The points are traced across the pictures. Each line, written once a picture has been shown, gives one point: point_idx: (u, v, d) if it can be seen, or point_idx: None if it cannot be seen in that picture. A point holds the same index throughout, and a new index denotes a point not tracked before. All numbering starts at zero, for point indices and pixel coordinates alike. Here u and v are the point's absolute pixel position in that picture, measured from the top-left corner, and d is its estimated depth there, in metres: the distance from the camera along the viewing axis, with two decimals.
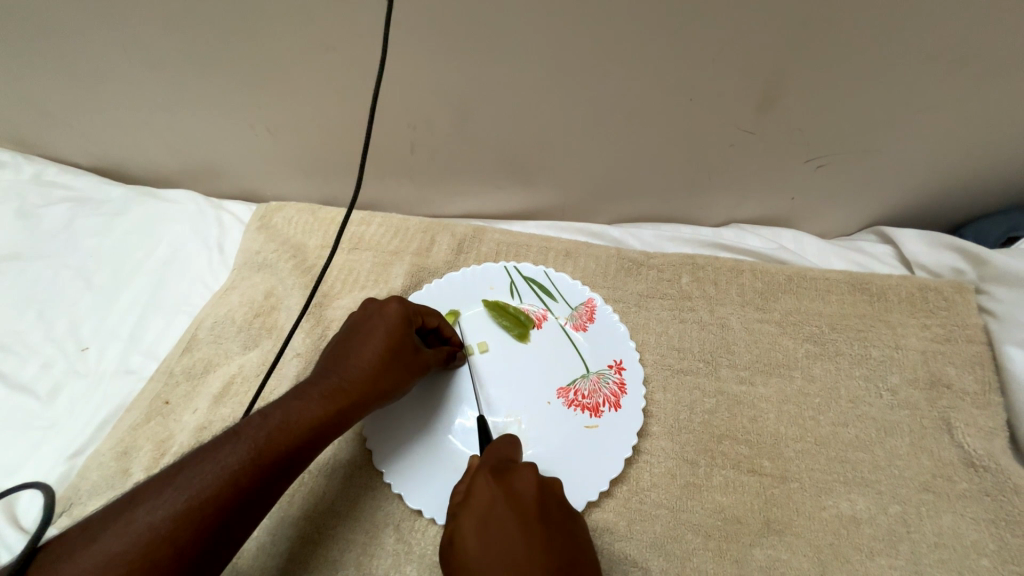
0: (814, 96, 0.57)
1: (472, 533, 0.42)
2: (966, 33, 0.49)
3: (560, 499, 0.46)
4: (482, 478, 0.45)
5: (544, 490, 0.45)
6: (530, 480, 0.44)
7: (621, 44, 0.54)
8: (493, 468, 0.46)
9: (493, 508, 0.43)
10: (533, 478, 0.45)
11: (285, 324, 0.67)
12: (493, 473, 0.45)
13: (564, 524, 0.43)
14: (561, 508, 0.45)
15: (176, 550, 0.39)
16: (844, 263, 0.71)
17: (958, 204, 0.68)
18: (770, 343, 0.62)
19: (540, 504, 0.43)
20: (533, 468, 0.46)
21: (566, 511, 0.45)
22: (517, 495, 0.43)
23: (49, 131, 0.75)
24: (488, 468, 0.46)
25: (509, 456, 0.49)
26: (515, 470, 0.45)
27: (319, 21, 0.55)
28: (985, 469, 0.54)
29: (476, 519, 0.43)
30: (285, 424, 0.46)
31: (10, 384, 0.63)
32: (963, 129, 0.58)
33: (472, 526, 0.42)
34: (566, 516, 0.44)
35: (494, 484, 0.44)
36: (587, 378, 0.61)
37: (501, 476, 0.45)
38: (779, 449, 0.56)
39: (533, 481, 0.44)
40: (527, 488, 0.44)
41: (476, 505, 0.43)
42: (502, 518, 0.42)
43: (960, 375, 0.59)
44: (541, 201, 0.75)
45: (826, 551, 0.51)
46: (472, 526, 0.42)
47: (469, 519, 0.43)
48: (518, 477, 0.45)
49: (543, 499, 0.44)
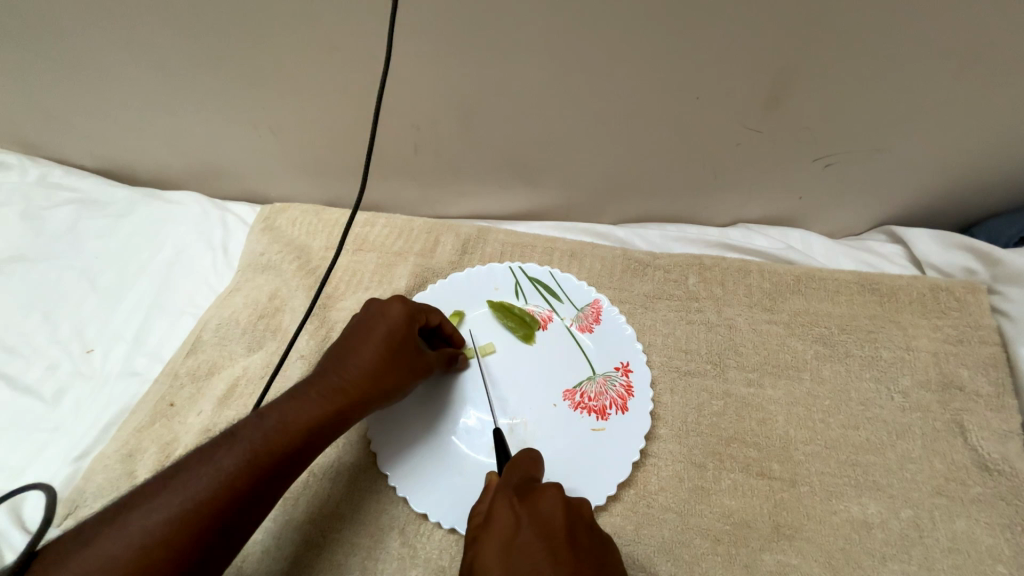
0: (822, 94, 0.56)
1: (495, 556, 0.40)
2: (978, 29, 0.49)
3: (588, 525, 0.44)
4: (507, 500, 0.43)
5: (571, 515, 0.43)
6: (557, 503, 0.43)
7: (626, 42, 0.53)
8: (516, 492, 0.44)
9: (518, 532, 0.41)
10: (560, 500, 0.43)
11: (289, 326, 0.66)
12: (518, 497, 0.43)
13: (593, 551, 0.42)
14: (589, 535, 0.43)
15: (172, 553, 0.38)
16: (853, 263, 0.70)
17: (969, 204, 0.67)
18: (778, 344, 0.62)
19: (568, 530, 0.42)
20: (559, 489, 0.44)
21: (593, 537, 0.43)
22: (543, 519, 0.42)
23: (53, 132, 0.75)
24: (512, 491, 0.44)
25: (532, 477, 0.47)
26: (540, 491, 0.44)
27: (321, 20, 0.55)
28: (999, 472, 0.53)
29: (499, 542, 0.40)
30: (282, 426, 0.46)
31: (15, 385, 0.63)
32: (975, 126, 0.57)
33: (495, 549, 0.40)
34: (594, 544, 0.43)
35: (520, 507, 0.43)
36: (593, 380, 0.61)
37: (526, 500, 0.43)
38: (788, 452, 0.55)
39: (560, 505, 0.43)
40: (555, 512, 0.42)
41: (499, 529, 0.41)
42: (527, 540, 0.40)
43: (973, 377, 0.58)
44: (545, 202, 0.75)
45: (837, 556, 0.50)
46: (494, 548, 0.40)
47: (492, 541, 0.41)
48: (544, 500, 0.43)
49: (570, 524, 0.42)
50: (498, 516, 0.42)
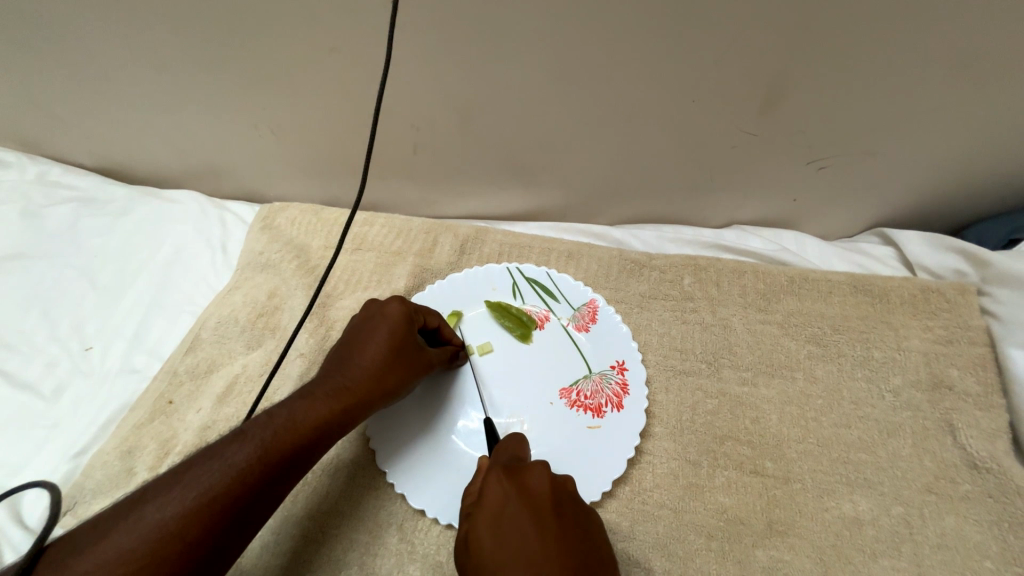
0: (816, 98, 0.57)
1: (484, 529, 0.41)
2: (965, 36, 0.50)
3: (575, 499, 0.45)
4: (495, 475, 0.44)
5: (557, 489, 0.44)
6: (544, 479, 0.44)
7: (623, 47, 0.54)
8: (505, 466, 0.45)
9: (506, 505, 0.42)
10: (547, 477, 0.44)
11: (288, 324, 0.67)
12: (506, 471, 0.44)
13: (579, 522, 0.43)
14: (574, 506, 0.44)
15: (185, 546, 0.39)
16: (847, 264, 0.71)
17: (960, 207, 0.68)
18: (772, 344, 0.62)
19: (554, 503, 0.43)
20: (546, 466, 0.45)
21: (579, 509, 0.44)
22: (531, 493, 0.43)
23: (54, 131, 0.75)
24: (499, 466, 0.45)
25: (517, 455, 0.48)
26: (528, 468, 0.45)
27: (322, 22, 0.56)
28: (987, 470, 0.54)
29: (489, 516, 0.42)
30: (291, 422, 0.47)
31: (14, 383, 0.63)
32: (964, 131, 0.59)
33: (486, 523, 0.41)
34: (580, 515, 0.44)
35: (508, 482, 0.43)
36: (590, 378, 0.61)
37: (514, 473, 0.44)
38: (781, 450, 0.56)
39: (547, 479, 0.44)
40: (542, 486, 0.43)
41: (489, 502, 0.43)
42: (515, 515, 0.41)
43: (963, 377, 0.59)
44: (543, 202, 0.76)
45: (828, 552, 0.51)
46: (485, 522, 0.42)
47: (483, 514, 0.42)
48: (532, 476, 0.44)
49: (556, 497, 0.43)
50: (488, 492, 0.43)
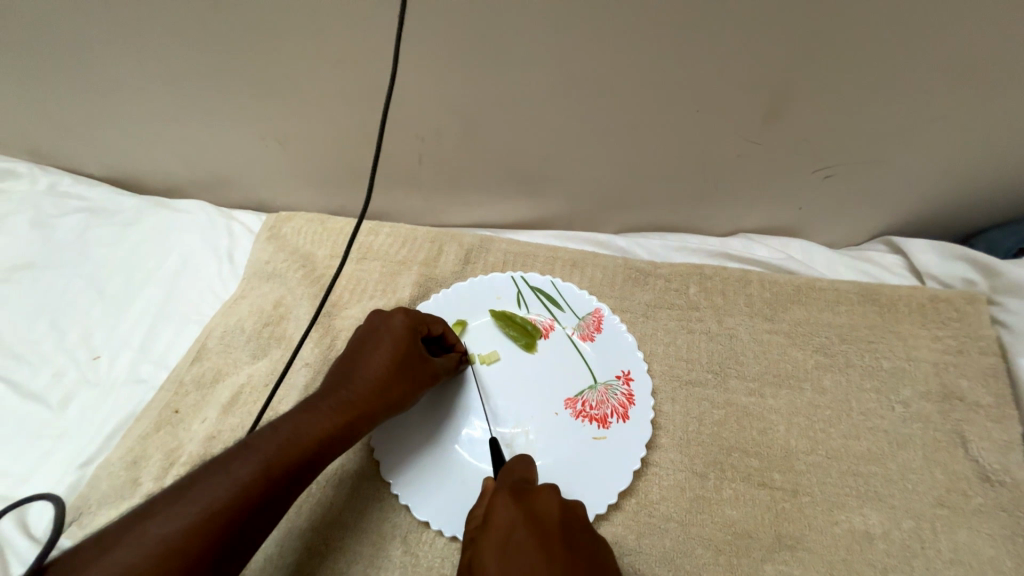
0: (820, 107, 0.57)
1: (491, 554, 0.40)
2: (970, 45, 0.50)
3: (586, 525, 0.44)
4: (502, 499, 0.44)
5: (567, 513, 0.44)
6: (552, 502, 0.44)
7: (626, 56, 0.54)
8: (513, 490, 0.45)
9: (513, 527, 0.42)
10: (555, 501, 0.44)
11: (294, 334, 0.67)
12: (512, 495, 0.44)
13: (588, 545, 0.42)
14: (585, 532, 0.44)
15: (188, 561, 0.38)
16: (854, 273, 0.70)
17: (969, 214, 0.68)
18: (779, 354, 0.62)
19: (562, 526, 0.42)
20: (554, 490, 0.45)
21: (591, 535, 0.44)
22: (539, 516, 0.43)
23: (64, 142, 0.76)
24: (507, 490, 0.45)
25: (525, 477, 0.48)
26: (535, 492, 0.45)
27: (328, 34, 0.56)
28: (1000, 483, 0.53)
29: (496, 538, 0.41)
30: (295, 436, 0.47)
31: (22, 392, 0.64)
32: (971, 139, 0.58)
33: (491, 548, 0.41)
34: (591, 540, 0.43)
35: (515, 506, 0.43)
36: (595, 388, 0.61)
37: (522, 497, 0.44)
38: (790, 462, 0.55)
39: (555, 503, 0.44)
40: (550, 509, 0.43)
41: (496, 526, 0.42)
42: (521, 537, 0.41)
43: (973, 387, 0.58)
44: (548, 211, 0.76)
45: (838, 566, 0.50)
46: (491, 546, 0.41)
47: (489, 538, 0.42)
48: (539, 500, 0.44)
49: (565, 521, 0.43)
50: (495, 515, 0.43)
